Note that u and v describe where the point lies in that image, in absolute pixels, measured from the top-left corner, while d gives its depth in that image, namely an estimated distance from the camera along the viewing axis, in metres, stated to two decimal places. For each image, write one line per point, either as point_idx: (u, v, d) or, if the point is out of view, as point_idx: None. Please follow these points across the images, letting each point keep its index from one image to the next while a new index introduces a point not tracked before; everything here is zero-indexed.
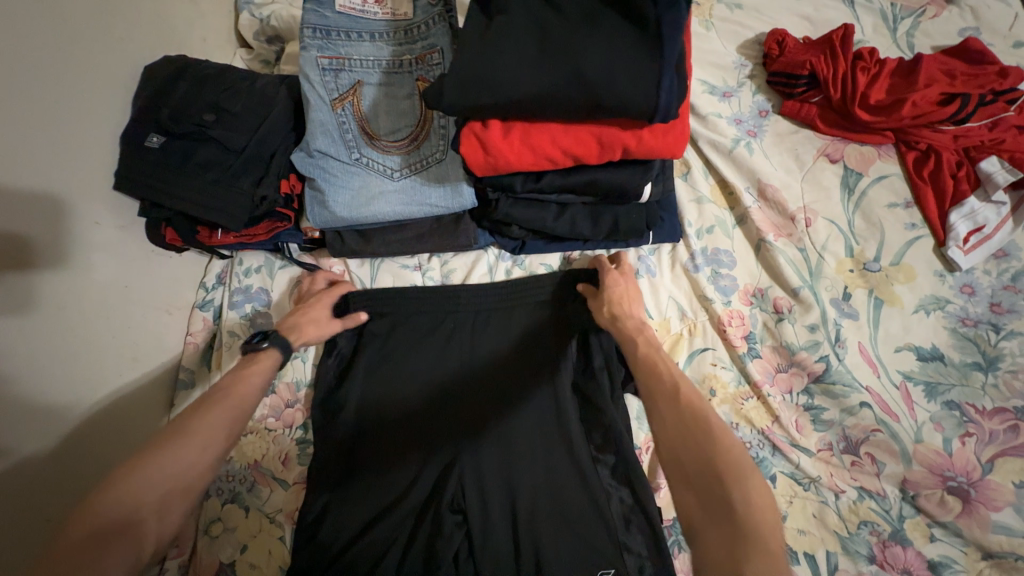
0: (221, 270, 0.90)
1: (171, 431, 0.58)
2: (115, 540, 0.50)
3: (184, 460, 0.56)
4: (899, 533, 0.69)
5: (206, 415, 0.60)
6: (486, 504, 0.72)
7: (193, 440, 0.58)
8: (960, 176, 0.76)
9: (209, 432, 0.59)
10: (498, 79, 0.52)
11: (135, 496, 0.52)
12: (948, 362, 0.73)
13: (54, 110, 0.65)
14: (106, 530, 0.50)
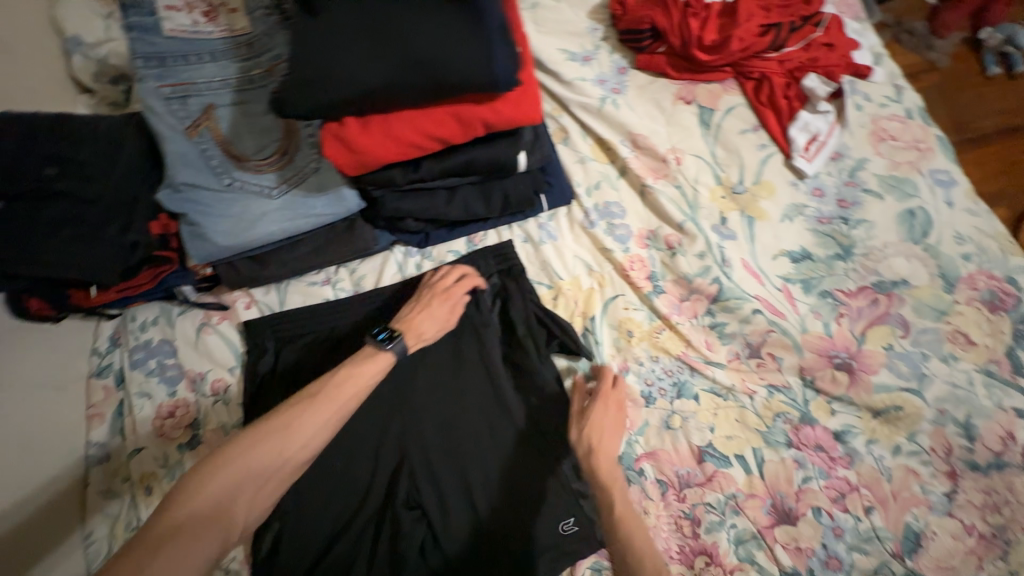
0: (113, 330, 0.81)
1: (282, 422, 0.60)
2: (211, 524, 0.53)
3: (284, 450, 0.59)
4: (807, 415, 0.78)
5: (312, 414, 0.62)
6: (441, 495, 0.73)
7: (296, 437, 0.60)
8: (790, 95, 0.86)
9: (311, 435, 0.61)
10: (336, 77, 0.53)
11: (233, 483, 0.56)
12: (816, 259, 0.82)
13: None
14: (208, 510, 0.54)
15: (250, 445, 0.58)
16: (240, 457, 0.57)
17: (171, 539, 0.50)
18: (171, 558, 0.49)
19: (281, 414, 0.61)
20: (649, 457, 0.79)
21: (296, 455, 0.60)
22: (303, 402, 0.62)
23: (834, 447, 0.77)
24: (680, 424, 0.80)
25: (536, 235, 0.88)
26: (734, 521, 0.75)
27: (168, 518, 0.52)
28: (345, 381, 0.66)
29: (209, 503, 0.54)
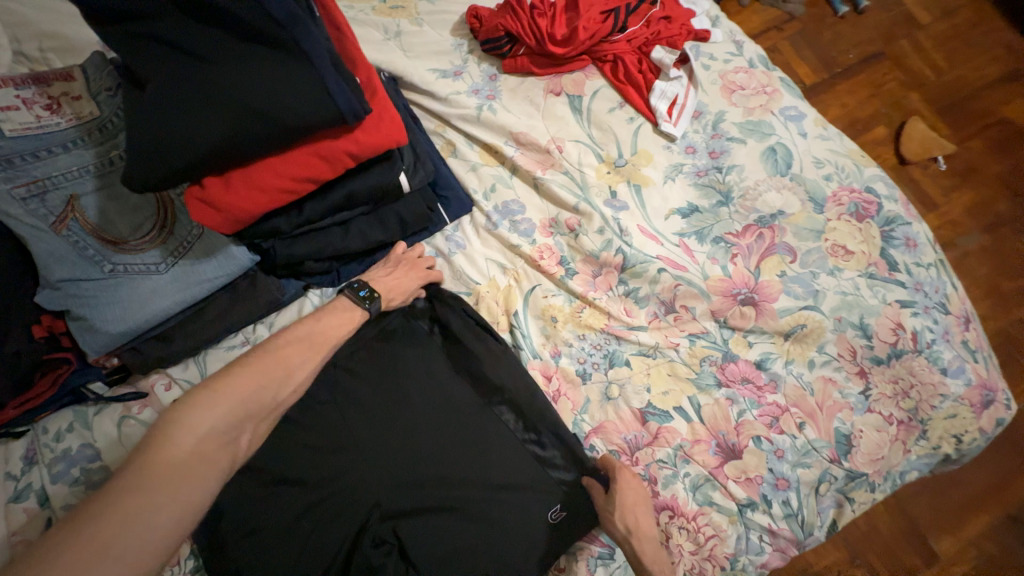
0: (26, 449, 0.75)
1: (279, 363, 0.68)
2: (213, 455, 0.59)
3: (280, 382, 0.68)
4: (729, 353, 0.83)
5: (298, 345, 0.71)
6: (402, 529, 0.74)
7: (291, 380, 0.69)
8: (644, 69, 0.92)
9: (299, 366, 0.70)
10: (176, 142, 0.54)
11: (234, 411, 0.62)
12: (703, 210, 0.88)
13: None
14: (211, 441, 0.59)
15: (249, 385, 0.64)
16: (244, 393, 0.64)
17: (180, 470, 0.56)
18: (184, 492, 0.55)
19: (275, 356, 0.69)
20: (597, 431, 0.82)
21: (289, 394, 0.69)
22: (294, 346, 0.71)
23: (759, 376, 0.82)
24: (618, 392, 0.83)
25: (445, 247, 0.90)
26: (687, 470, 0.79)
27: (166, 454, 0.56)
28: (321, 331, 0.74)
29: (213, 441, 0.60)
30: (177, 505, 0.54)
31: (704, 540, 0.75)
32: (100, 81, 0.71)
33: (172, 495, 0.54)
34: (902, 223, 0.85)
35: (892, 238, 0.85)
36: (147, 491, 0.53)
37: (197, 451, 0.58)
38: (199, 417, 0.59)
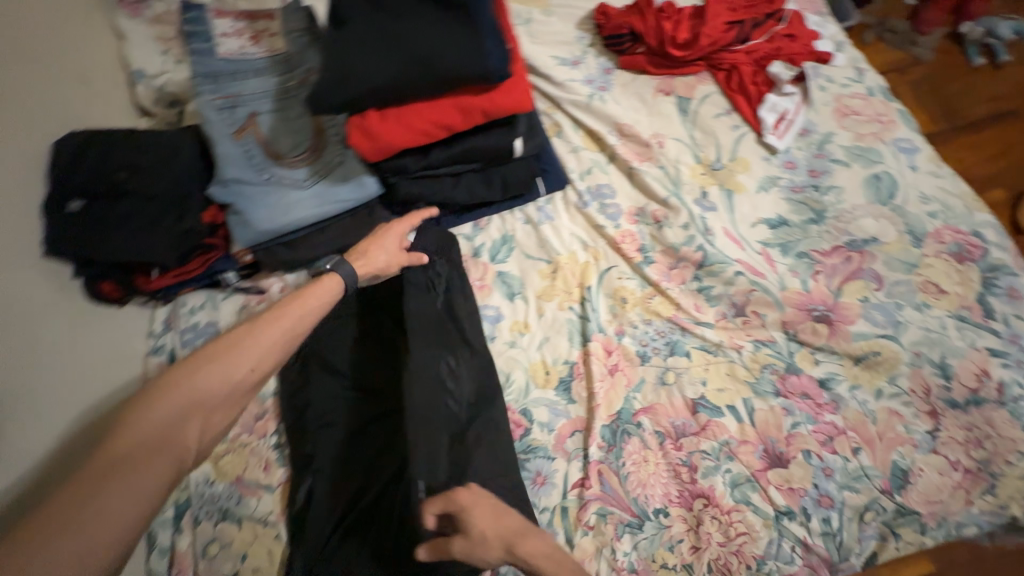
0: (166, 314, 0.93)
1: (237, 344, 0.68)
2: (163, 443, 0.61)
3: (235, 361, 0.67)
4: (792, 365, 0.84)
5: (262, 326, 0.70)
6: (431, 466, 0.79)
7: (248, 359, 0.68)
8: (758, 81, 0.95)
9: (261, 345, 0.69)
10: (359, 75, 0.65)
11: (185, 398, 0.64)
12: (791, 224, 0.90)
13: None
14: (158, 432, 0.61)
15: (202, 371, 0.65)
16: (198, 380, 0.65)
17: (127, 459, 0.58)
18: (110, 493, 0.56)
19: (235, 339, 0.69)
20: (646, 411, 0.85)
21: (248, 374, 0.68)
22: (261, 325, 0.70)
23: (820, 394, 0.82)
24: (674, 379, 0.87)
25: (535, 216, 0.98)
26: (729, 466, 0.81)
27: (115, 445, 0.59)
28: (290, 308, 0.72)
29: (160, 429, 0.61)
30: (132, 489, 0.57)
31: (734, 535, 0.77)
32: (292, 24, 0.86)
33: (126, 480, 0.57)
34: (1008, 273, 0.82)
35: (994, 286, 0.82)
36: (100, 479, 0.56)
37: (144, 442, 0.60)
38: (141, 414, 0.61)
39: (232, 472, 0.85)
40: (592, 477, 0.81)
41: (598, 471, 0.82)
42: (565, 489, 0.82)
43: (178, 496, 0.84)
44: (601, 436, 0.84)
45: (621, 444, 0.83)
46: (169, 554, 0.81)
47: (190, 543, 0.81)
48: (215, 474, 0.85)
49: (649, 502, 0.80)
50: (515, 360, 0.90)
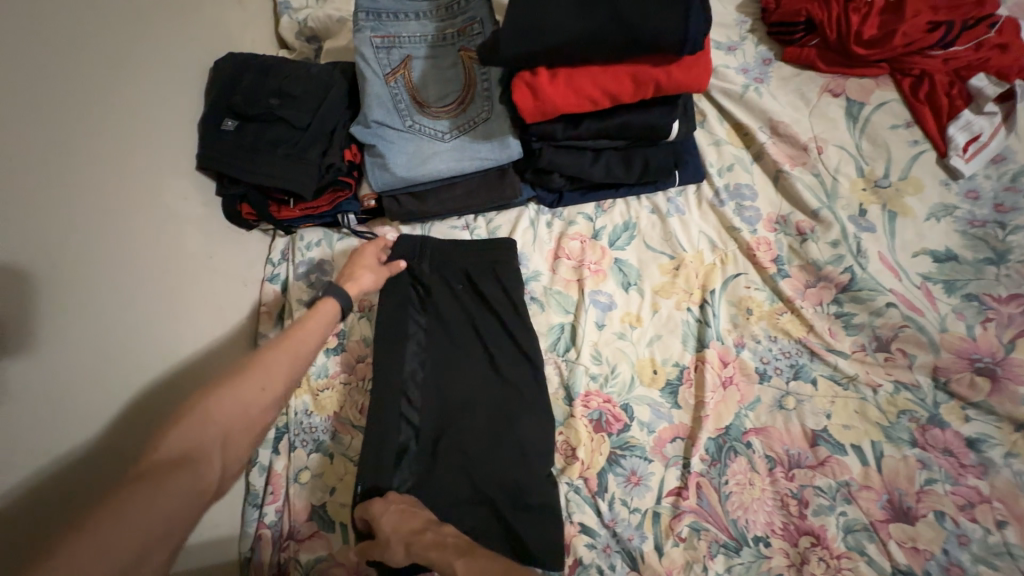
0: (284, 246, 0.96)
1: (251, 366, 0.61)
2: (179, 468, 0.49)
3: (251, 380, 0.59)
4: (936, 417, 0.76)
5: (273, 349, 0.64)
6: (511, 441, 0.78)
7: (264, 377, 0.61)
8: (953, 94, 0.84)
9: (276, 368, 0.62)
10: (549, 28, 0.63)
11: (199, 424, 0.54)
12: (963, 261, 0.79)
13: (118, 91, 0.71)
14: (172, 459, 0.50)
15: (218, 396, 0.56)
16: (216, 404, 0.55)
17: (136, 493, 0.45)
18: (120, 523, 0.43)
19: (250, 362, 0.62)
20: (758, 432, 0.80)
21: (264, 396, 0.60)
22: (276, 348, 0.64)
23: (966, 454, 0.74)
24: (794, 405, 0.80)
25: (663, 207, 0.92)
26: (845, 509, 0.74)
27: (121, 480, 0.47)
28: (297, 334, 0.67)
29: (173, 456, 0.50)
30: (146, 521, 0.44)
31: None
32: None
33: (139, 512, 0.44)
34: None
35: None
36: (101, 515, 0.43)
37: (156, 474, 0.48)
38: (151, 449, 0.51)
39: (330, 408, 0.87)
40: (690, 488, 0.77)
41: (697, 483, 0.78)
42: (659, 494, 0.78)
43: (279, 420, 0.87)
44: (706, 448, 0.79)
45: (726, 461, 0.78)
46: (266, 473, 0.84)
47: (285, 468, 0.84)
48: (315, 406, 0.87)
49: (749, 527, 0.75)
50: (623, 353, 0.86)
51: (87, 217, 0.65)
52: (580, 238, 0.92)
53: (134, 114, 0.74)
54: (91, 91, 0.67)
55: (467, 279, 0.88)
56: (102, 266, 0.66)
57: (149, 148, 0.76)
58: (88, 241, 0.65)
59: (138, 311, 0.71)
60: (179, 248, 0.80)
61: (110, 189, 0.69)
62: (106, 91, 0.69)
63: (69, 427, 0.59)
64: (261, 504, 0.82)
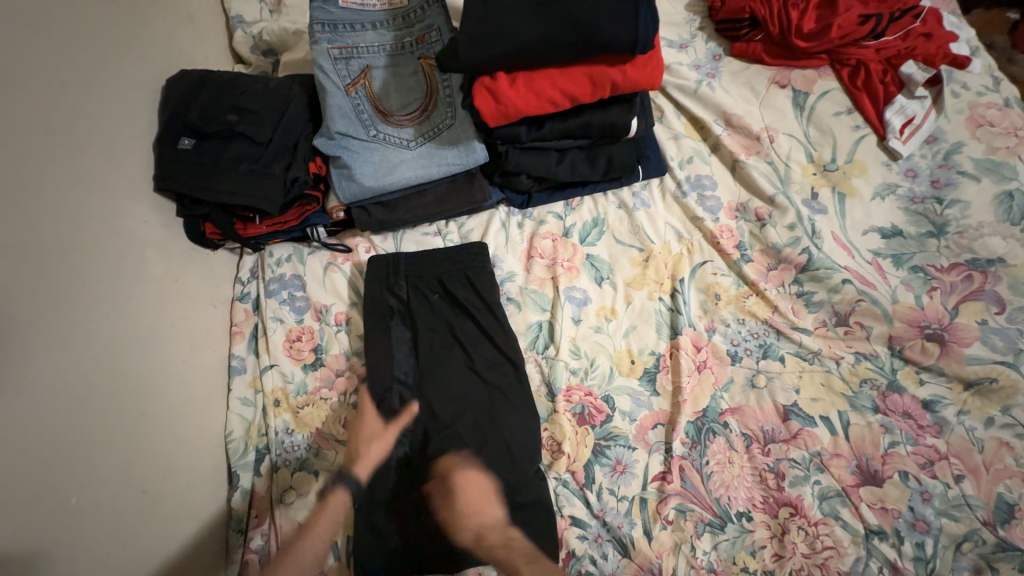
0: (253, 264, 0.94)
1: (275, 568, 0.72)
2: None
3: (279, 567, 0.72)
4: (894, 383, 0.80)
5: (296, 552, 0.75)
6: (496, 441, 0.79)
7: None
8: (887, 80, 0.90)
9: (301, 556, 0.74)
10: (504, 33, 0.64)
11: None
12: (907, 236, 0.85)
13: (64, 115, 0.69)
14: None
15: None
16: None
17: None
18: None
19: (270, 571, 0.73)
20: (733, 412, 0.83)
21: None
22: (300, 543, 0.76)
23: (923, 416, 0.78)
24: (765, 383, 0.84)
25: (630, 202, 0.95)
26: (819, 477, 0.78)
27: None
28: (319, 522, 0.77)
29: None
30: None
31: (821, 548, 0.74)
32: None
33: None
34: None
35: None
36: None
37: None
38: None
39: (312, 425, 0.85)
40: (673, 472, 0.80)
41: (680, 467, 0.80)
42: (645, 481, 0.80)
43: (258, 442, 0.85)
44: (686, 431, 0.82)
45: (706, 442, 0.81)
46: (249, 496, 0.82)
47: (268, 490, 0.82)
48: (295, 424, 0.85)
49: (731, 503, 0.78)
50: (601, 346, 0.88)
51: (32, 284, 0.62)
52: (551, 236, 0.94)
53: (82, 139, 0.71)
54: (31, 121, 0.65)
55: (441, 286, 0.89)
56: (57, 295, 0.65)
57: (100, 174, 0.73)
58: (37, 294, 0.63)
59: (101, 340, 0.70)
60: (142, 280, 0.77)
61: (58, 243, 0.66)
62: (49, 118, 0.67)
63: (34, 470, 0.59)
64: (245, 527, 0.80)
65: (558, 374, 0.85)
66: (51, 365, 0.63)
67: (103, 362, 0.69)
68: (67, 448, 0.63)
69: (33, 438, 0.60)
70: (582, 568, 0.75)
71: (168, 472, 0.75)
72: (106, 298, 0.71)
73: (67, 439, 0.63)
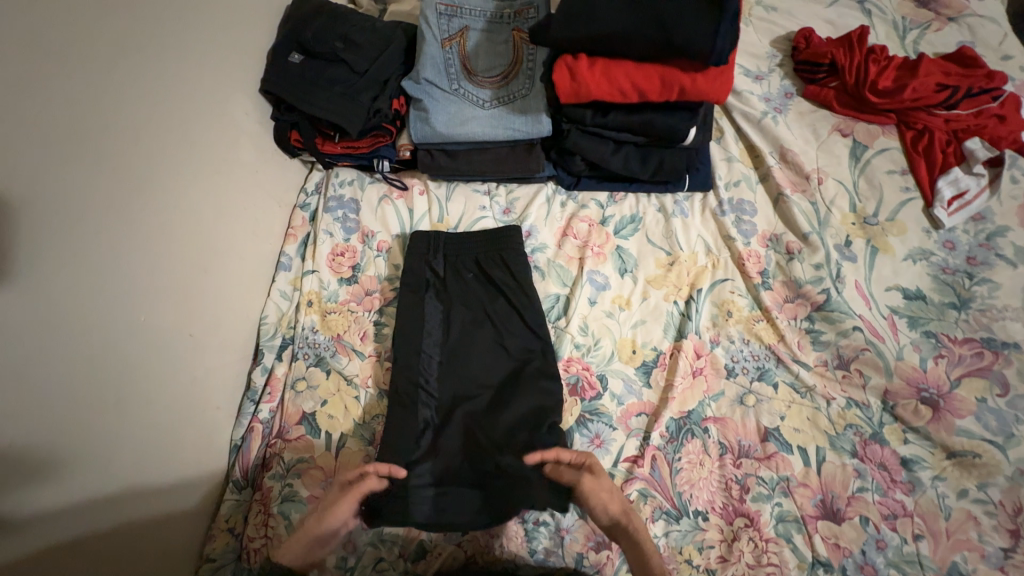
0: (319, 180, 1.06)
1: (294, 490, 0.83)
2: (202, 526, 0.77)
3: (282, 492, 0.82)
4: (878, 434, 0.83)
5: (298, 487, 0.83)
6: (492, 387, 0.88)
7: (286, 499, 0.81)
8: (949, 151, 0.92)
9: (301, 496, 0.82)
10: (595, 19, 0.71)
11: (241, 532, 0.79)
12: (929, 301, 0.87)
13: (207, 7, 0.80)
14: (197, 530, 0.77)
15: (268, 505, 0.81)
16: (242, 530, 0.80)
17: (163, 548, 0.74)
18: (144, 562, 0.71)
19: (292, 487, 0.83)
20: (716, 420, 0.87)
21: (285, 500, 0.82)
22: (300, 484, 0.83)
23: (898, 471, 0.81)
24: (753, 403, 0.88)
25: (670, 208, 1.00)
26: (781, 500, 0.81)
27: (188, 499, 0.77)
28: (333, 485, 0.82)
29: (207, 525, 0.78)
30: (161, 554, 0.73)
31: (765, 562, 0.77)
32: None
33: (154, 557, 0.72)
34: None
35: None
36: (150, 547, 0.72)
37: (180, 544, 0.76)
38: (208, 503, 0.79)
39: (335, 330, 0.94)
40: (645, 458, 0.84)
41: (652, 455, 0.85)
42: (617, 459, 0.85)
43: (286, 331, 0.95)
44: (666, 426, 0.87)
45: (682, 441, 0.86)
46: (267, 375, 0.92)
47: (284, 375, 0.92)
48: (321, 325, 0.95)
49: (692, 500, 0.82)
50: (608, 329, 0.93)
51: (156, 132, 0.73)
52: (588, 221, 1.00)
53: (209, 32, 0.82)
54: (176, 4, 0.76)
55: (477, 269, 0.96)
56: (170, 150, 0.76)
57: (218, 63, 0.84)
58: (164, 142, 0.75)
59: (192, 201, 0.80)
60: (226, 163, 0.87)
61: (168, 114, 0.76)
62: (188, 9, 0.78)
63: (125, 281, 0.70)
64: (258, 401, 0.90)
65: (565, 344, 0.92)
66: (149, 211, 0.73)
67: (182, 224, 0.79)
68: (143, 289, 0.72)
69: (120, 273, 0.69)
70: (538, 517, 0.81)
71: (209, 335, 0.85)
72: (195, 171, 0.81)
73: (150, 274, 0.74)
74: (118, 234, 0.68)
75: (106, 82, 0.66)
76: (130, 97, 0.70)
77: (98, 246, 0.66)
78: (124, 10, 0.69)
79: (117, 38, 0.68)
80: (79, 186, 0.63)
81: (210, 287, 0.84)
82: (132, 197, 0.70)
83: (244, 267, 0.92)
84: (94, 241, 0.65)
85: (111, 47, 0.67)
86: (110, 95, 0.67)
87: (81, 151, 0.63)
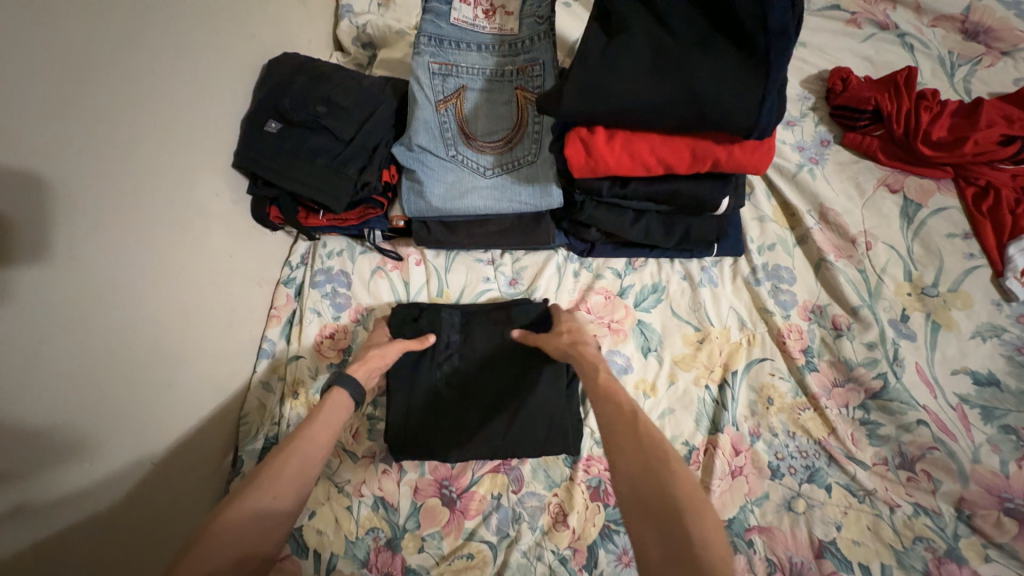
0: (305, 251, 0.96)
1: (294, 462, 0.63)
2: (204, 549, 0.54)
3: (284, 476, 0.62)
4: (955, 551, 0.70)
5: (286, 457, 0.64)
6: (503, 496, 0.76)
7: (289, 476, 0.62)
8: (1018, 212, 0.81)
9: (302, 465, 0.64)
10: (615, 91, 0.61)
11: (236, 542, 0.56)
12: (1004, 388, 0.75)
13: (174, 80, 0.70)
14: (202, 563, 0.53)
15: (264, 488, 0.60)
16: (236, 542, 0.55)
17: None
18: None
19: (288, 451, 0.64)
20: (761, 531, 0.75)
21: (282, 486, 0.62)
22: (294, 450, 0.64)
23: None
24: (804, 509, 0.76)
25: (696, 276, 0.89)
26: None
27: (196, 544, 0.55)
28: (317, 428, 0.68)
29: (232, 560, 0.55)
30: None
31: None
32: (533, 7, 0.80)
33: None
34: None
35: None
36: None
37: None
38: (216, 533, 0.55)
39: None
40: None
41: None
42: None
43: (268, 430, 0.82)
44: None
45: None
46: None
47: None
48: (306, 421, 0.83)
49: None
50: None
51: (116, 234, 0.62)
52: (605, 293, 0.89)
53: (180, 109, 0.71)
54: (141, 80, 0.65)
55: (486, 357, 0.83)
56: (133, 251, 0.65)
57: (189, 140, 0.73)
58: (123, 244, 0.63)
59: (159, 303, 0.69)
60: (199, 250, 0.76)
61: (134, 208, 0.65)
62: (158, 84, 0.67)
63: (79, 419, 0.58)
64: None
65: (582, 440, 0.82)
66: (106, 328, 0.61)
67: (151, 323, 0.68)
68: (100, 417, 0.61)
69: (73, 409, 0.57)
70: None
71: (183, 450, 0.73)
72: (169, 266, 0.70)
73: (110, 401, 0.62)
74: (77, 338, 0.57)
75: (59, 185, 0.55)
76: (82, 198, 0.58)
77: (52, 377, 0.55)
78: (92, 105, 0.58)
79: (78, 136, 0.57)
80: (24, 296, 0.52)
81: (183, 392, 0.73)
82: (87, 317, 0.59)
83: (221, 364, 0.80)
84: (44, 376, 0.54)
85: (66, 145, 0.56)
86: (64, 196, 0.56)
87: (37, 276, 0.53)
